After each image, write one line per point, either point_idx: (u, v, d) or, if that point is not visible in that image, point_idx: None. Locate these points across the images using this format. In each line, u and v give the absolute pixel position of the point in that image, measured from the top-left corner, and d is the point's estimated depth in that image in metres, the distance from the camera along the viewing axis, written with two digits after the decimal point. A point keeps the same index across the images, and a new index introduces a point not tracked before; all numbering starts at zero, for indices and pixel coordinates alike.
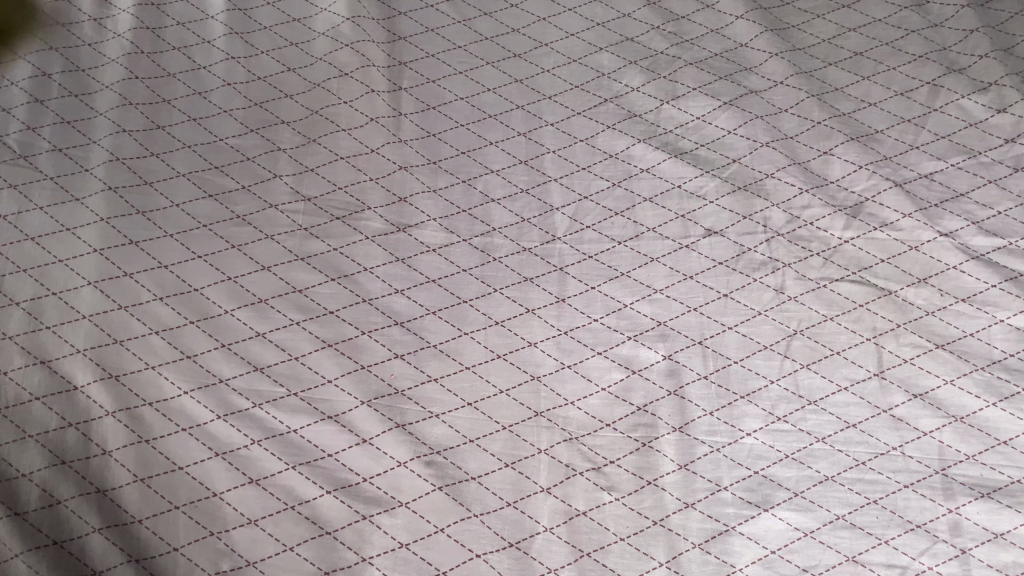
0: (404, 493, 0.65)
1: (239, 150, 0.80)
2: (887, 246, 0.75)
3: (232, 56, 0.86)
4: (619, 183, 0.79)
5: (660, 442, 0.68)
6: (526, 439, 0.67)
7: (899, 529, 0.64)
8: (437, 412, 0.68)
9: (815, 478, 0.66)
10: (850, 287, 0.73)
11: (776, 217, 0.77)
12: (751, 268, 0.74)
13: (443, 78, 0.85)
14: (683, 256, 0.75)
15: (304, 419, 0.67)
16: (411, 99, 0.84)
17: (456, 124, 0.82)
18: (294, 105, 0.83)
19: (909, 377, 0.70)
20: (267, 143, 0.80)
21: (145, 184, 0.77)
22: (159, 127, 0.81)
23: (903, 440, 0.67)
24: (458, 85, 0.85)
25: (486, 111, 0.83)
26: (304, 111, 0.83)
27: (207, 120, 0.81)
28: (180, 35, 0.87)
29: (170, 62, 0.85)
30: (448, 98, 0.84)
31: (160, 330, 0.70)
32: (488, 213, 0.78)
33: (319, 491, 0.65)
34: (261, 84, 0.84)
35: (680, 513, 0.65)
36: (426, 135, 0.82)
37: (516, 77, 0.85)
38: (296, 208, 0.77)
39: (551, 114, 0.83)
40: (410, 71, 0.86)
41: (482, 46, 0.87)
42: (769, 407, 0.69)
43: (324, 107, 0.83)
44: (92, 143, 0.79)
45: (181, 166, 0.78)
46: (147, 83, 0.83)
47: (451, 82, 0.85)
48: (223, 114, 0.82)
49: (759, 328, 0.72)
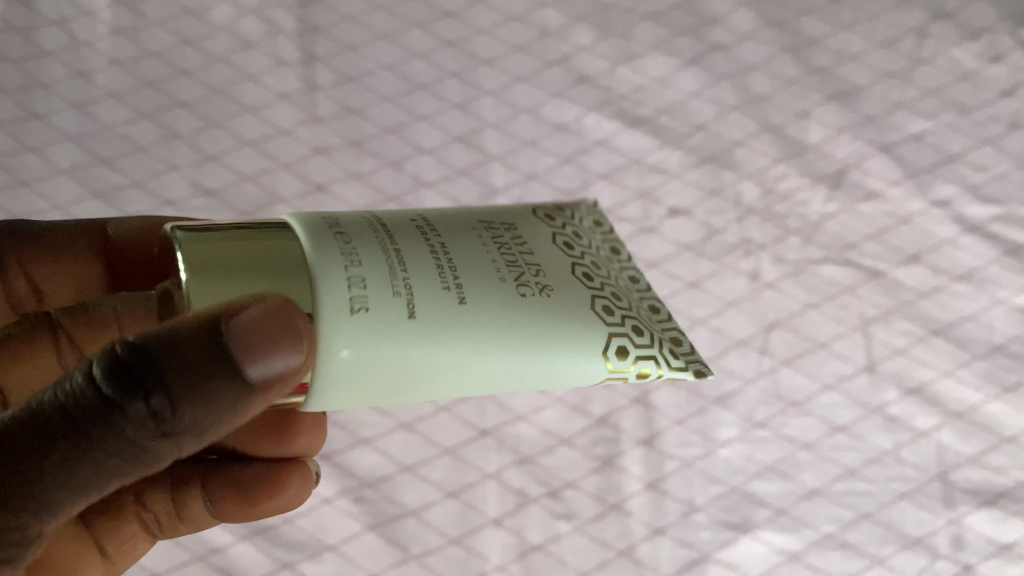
0: (331, 535, 0.57)
1: (227, 202, 0.66)
2: (873, 220, 0.66)
3: (252, 74, 0.71)
4: (569, 160, 0.69)
5: (624, 460, 0.59)
6: (472, 462, 0.59)
7: (895, 547, 0.57)
8: (367, 437, 0.60)
9: (800, 492, 0.59)
10: (834, 270, 0.65)
11: (748, 190, 0.68)
12: (722, 252, 0.66)
13: (499, 88, 0.71)
14: (644, 242, 0.66)
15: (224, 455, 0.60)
16: (462, 149, 0.69)
17: (489, 157, 0.69)
18: (326, 163, 0.68)
19: (902, 371, 0.62)
20: (266, 194, 0.67)
21: (94, 196, 0.66)
22: (139, 148, 0.67)
23: (897, 444, 0.60)
24: (487, 108, 0.71)
25: (522, 138, 0.70)
26: (339, 172, 0.68)
27: (201, 138, 0.68)
28: (216, 41, 0.72)
29: (177, 88, 0.70)
30: (477, 125, 0.70)
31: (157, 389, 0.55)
32: (422, 200, 0.67)
33: (233, 538, 0.56)
34: (287, 141, 0.69)
35: (649, 541, 0.57)
36: (457, 175, 0.68)
37: (586, 105, 0.71)
38: (198, 204, 0.66)
39: (593, 132, 0.70)
40: (454, 81, 0.71)
41: (548, 73, 0.72)
42: (747, 412, 0.61)
43: (364, 139, 0.69)
44: (28, 149, 0.67)
45: (139, 176, 0.67)
46: (151, 82, 0.70)
47: (479, 105, 0.71)
48: (215, 162, 0.68)
49: (732, 322, 0.64)
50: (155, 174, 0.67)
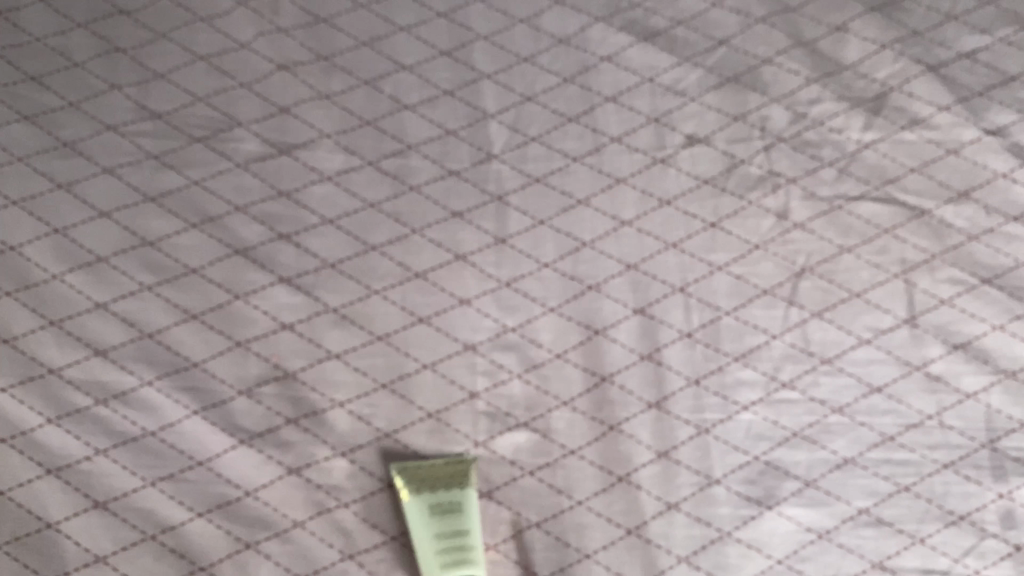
0: (300, 509, 0.50)
1: (176, 125, 0.56)
2: (917, 150, 0.58)
3: None
4: (572, 79, 0.60)
5: (632, 425, 0.52)
6: (460, 429, 0.52)
7: (937, 524, 0.51)
8: (341, 399, 0.52)
9: (831, 462, 0.52)
10: (872, 207, 0.57)
11: (776, 116, 0.59)
12: (745, 186, 0.57)
13: None
14: (658, 174, 0.57)
15: (178, 430, 0.50)
16: (450, 63, 0.60)
17: (480, 74, 0.59)
18: (291, 81, 0.58)
19: (947, 324, 0.55)
20: (221, 117, 0.57)
21: (19, 117, 0.56)
22: (73, 65, 0.58)
23: (941, 407, 0.53)
24: (479, 17, 0.61)
25: (518, 52, 0.60)
26: (306, 91, 0.58)
27: (146, 51, 0.59)
28: None
29: None
30: (466, 37, 0.61)
31: (157, 413, 0.50)
32: (401, 123, 0.58)
33: (188, 514, 0.49)
34: (244, 54, 0.59)
35: (661, 518, 0.51)
36: (441, 94, 0.59)
37: (594, 14, 0.62)
38: (143, 129, 0.56)
39: (600, 45, 0.61)
40: None
41: None
42: (771, 370, 0.54)
43: (335, 51, 0.60)
44: None
45: (74, 95, 0.57)
46: None
47: (468, 13, 0.61)
48: (161, 80, 0.58)
49: (757, 267, 0.56)
50: (93, 94, 0.57)
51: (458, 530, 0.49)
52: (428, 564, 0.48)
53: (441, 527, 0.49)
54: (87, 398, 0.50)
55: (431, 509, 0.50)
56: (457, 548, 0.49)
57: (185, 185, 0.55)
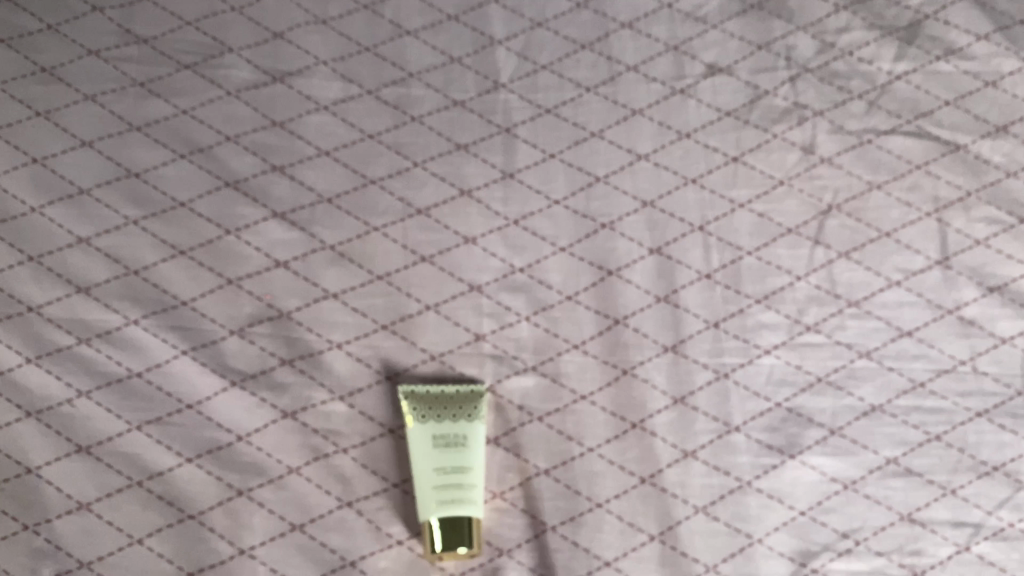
0: (295, 455, 0.47)
1: (162, 50, 0.53)
2: (952, 82, 0.55)
3: None
4: (586, 3, 0.55)
5: (647, 369, 0.49)
6: (464, 373, 0.49)
7: (969, 475, 0.48)
8: (339, 340, 0.49)
9: (858, 409, 0.49)
10: (904, 142, 0.54)
11: (803, 45, 0.55)
12: (769, 119, 0.54)
13: None
14: (676, 106, 0.54)
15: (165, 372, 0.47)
16: None
17: None
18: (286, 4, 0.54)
19: (983, 265, 0.51)
20: (210, 42, 0.53)
21: None
22: None
23: (975, 352, 0.50)
24: None
25: None
26: (302, 15, 0.54)
27: None
28: None
29: None
30: None
31: (144, 353, 0.48)
32: (402, 50, 0.54)
33: (177, 459, 0.46)
34: None
35: (677, 467, 0.48)
36: (445, 19, 0.55)
37: None
38: (126, 53, 0.52)
39: None
40: None
41: None
42: (795, 312, 0.50)
43: None
44: None
45: (52, 17, 0.53)
46: None
47: None
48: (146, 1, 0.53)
49: (781, 205, 0.52)
50: (72, 16, 0.53)
51: (457, 466, 0.47)
52: (425, 499, 0.46)
53: (439, 461, 0.47)
54: (70, 337, 0.47)
55: (429, 440, 0.47)
56: (453, 484, 0.46)
57: (172, 114, 0.51)
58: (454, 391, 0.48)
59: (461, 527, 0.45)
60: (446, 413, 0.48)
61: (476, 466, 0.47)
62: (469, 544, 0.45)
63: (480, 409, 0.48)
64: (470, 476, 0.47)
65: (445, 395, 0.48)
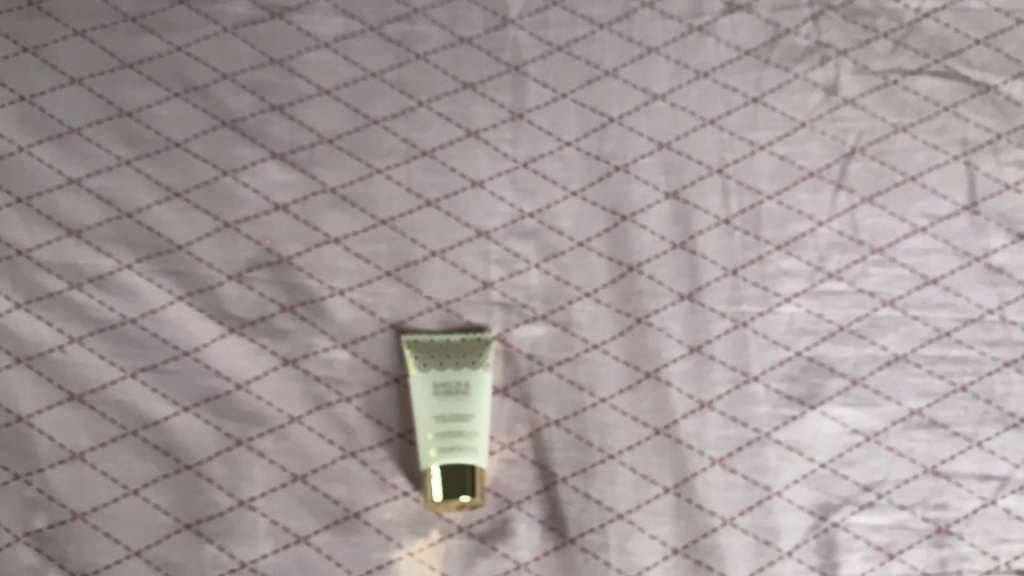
0: (297, 405, 0.45)
1: None
2: (982, 20, 0.52)
3: None
4: None
5: (662, 317, 0.47)
6: (471, 320, 0.47)
7: (996, 427, 0.46)
8: (341, 287, 0.47)
9: (882, 359, 0.47)
10: (932, 83, 0.51)
11: None
12: (791, 59, 0.51)
13: None
14: (693, 45, 0.51)
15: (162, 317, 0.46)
16: None
17: None
18: None
19: (1013, 211, 0.49)
20: None
21: None
22: None
23: (1004, 301, 0.48)
24: None
25: None
26: None
27: None
28: None
29: None
30: None
31: (139, 298, 0.46)
32: None
33: (173, 408, 0.45)
34: None
35: (693, 418, 0.46)
36: None
37: None
38: None
39: None
40: None
41: None
42: (816, 259, 0.48)
43: None
44: None
45: None
46: None
47: None
48: None
49: (802, 147, 0.50)
50: None
51: (460, 413, 0.45)
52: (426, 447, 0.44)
53: (442, 408, 0.45)
54: (61, 282, 0.45)
55: (432, 388, 0.45)
56: (456, 431, 0.44)
57: (166, 51, 0.49)
58: (459, 339, 0.46)
59: (462, 475, 0.43)
60: (450, 360, 0.46)
61: (479, 414, 0.45)
62: (472, 493, 0.43)
63: (486, 358, 0.46)
64: (474, 425, 0.45)
65: (450, 343, 0.46)
